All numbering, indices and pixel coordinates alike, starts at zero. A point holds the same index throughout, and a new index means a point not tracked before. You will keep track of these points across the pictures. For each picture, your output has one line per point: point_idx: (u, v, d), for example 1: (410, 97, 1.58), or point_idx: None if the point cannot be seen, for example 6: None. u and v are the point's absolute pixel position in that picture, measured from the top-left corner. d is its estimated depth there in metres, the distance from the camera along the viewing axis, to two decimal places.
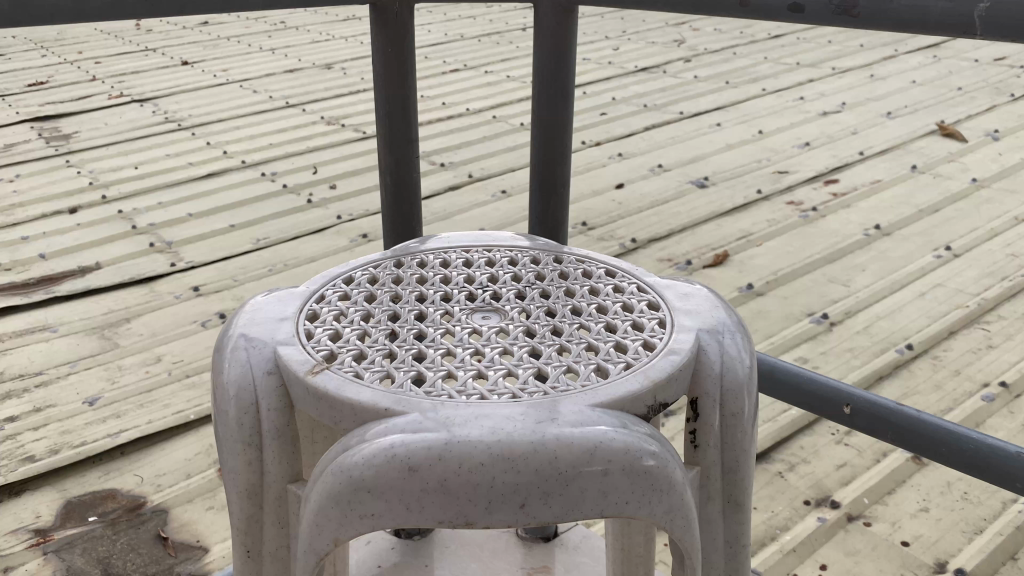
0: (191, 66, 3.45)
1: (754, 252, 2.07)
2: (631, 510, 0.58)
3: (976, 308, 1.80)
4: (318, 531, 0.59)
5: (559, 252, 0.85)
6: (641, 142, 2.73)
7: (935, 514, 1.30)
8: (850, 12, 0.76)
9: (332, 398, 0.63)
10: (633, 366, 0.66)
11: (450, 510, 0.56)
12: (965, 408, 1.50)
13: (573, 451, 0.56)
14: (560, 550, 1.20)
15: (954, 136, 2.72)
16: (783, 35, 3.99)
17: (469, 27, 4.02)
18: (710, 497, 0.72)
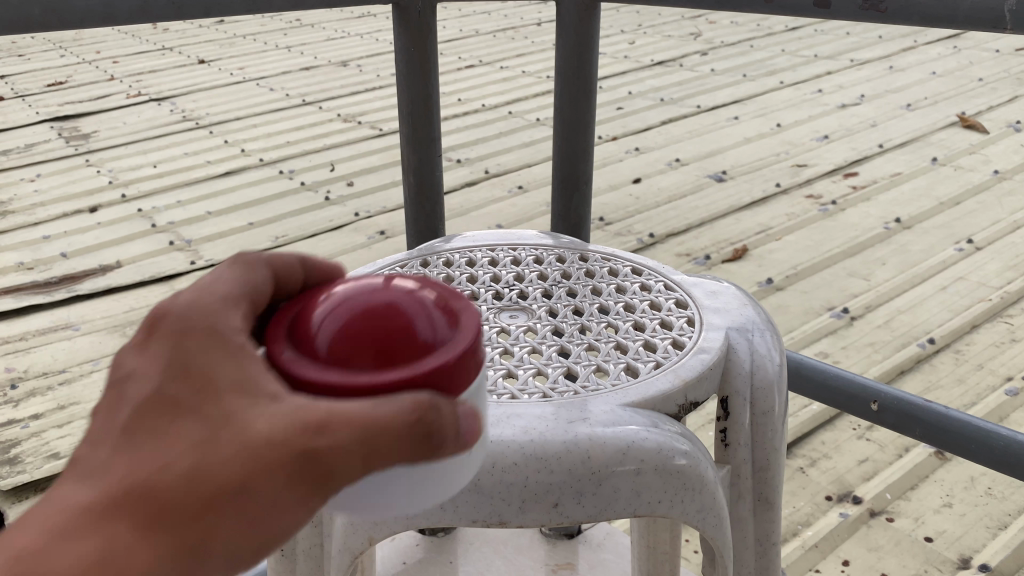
0: (208, 64, 3.48)
1: (774, 245, 2.06)
2: (663, 510, 0.58)
3: (999, 302, 1.79)
4: (352, 529, 0.59)
5: (583, 249, 0.85)
6: (658, 135, 2.72)
7: (959, 510, 1.29)
8: (876, 8, 0.76)
9: None
10: (663, 365, 0.66)
11: (484, 509, 0.56)
12: (988, 403, 1.49)
13: (605, 451, 0.56)
14: (584, 546, 1.21)
15: (975, 127, 2.70)
16: (801, 27, 3.97)
17: (483, 23, 4.02)
18: (740, 495, 0.72)
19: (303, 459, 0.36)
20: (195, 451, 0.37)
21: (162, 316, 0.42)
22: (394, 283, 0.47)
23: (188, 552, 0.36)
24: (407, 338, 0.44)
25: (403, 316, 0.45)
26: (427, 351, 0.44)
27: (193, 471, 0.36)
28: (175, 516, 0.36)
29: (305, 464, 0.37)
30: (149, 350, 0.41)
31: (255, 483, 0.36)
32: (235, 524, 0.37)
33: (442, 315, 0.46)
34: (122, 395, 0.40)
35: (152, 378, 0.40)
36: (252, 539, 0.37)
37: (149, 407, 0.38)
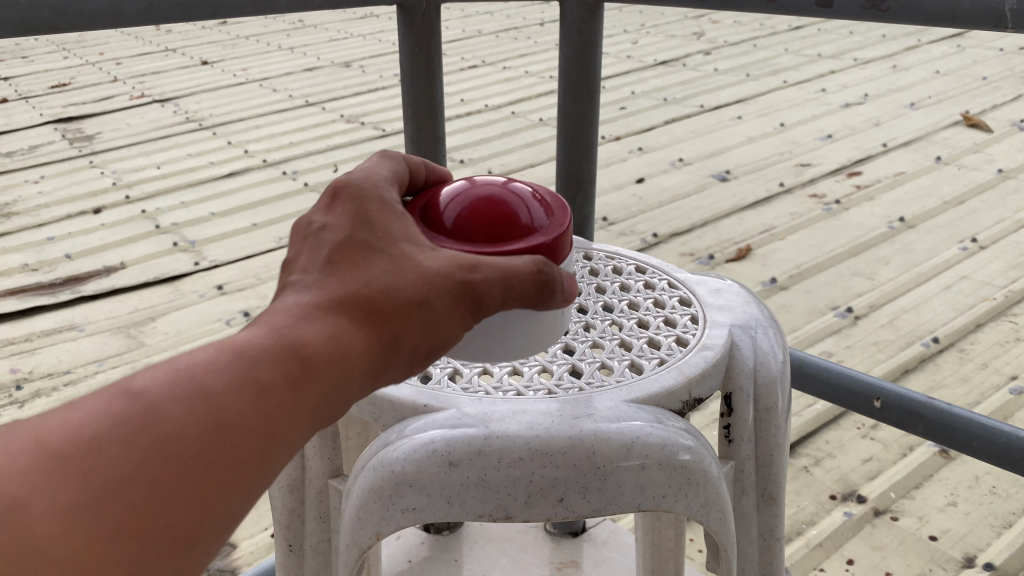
0: (211, 65, 3.48)
1: (777, 245, 2.07)
2: (667, 505, 0.58)
3: (1003, 301, 1.79)
4: (359, 525, 0.60)
5: (587, 248, 0.86)
6: (661, 135, 2.73)
7: (963, 508, 1.29)
8: (878, 8, 0.76)
9: (372, 394, 0.64)
10: (667, 362, 0.67)
11: (490, 503, 0.57)
12: (992, 402, 1.49)
13: (610, 446, 0.57)
14: (589, 544, 1.21)
15: (979, 126, 2.70)
16: (804, 27, 3.97)
17: (486, 23, 4.03)
18: (743, 490, 0.72)
19: (463, 286, 0.51)
20: (390, 276, 0.50)
21: (341, 189, 0.55)
22: (503, 183, 0.65)
23: (382, 349, 0.49)
24: (520, 219, 0.62)
25: (512, 205, 0.63)
26: (532, 231, 0.62)
27: (386, 291, 0.49)
28: (374, 320, 0.49)
29: (464, 290, 0.51)
30: (334, 211, 0.54)
31: (431, 301, 0.50)
32: (415, 329, 0.49)
33: (538, 206, 0.64)
34: (317, 240, 0.53)
35: (341, 231, 0.52)
36: (426, 345, 0.50)
37: (344, 248, 0.51)
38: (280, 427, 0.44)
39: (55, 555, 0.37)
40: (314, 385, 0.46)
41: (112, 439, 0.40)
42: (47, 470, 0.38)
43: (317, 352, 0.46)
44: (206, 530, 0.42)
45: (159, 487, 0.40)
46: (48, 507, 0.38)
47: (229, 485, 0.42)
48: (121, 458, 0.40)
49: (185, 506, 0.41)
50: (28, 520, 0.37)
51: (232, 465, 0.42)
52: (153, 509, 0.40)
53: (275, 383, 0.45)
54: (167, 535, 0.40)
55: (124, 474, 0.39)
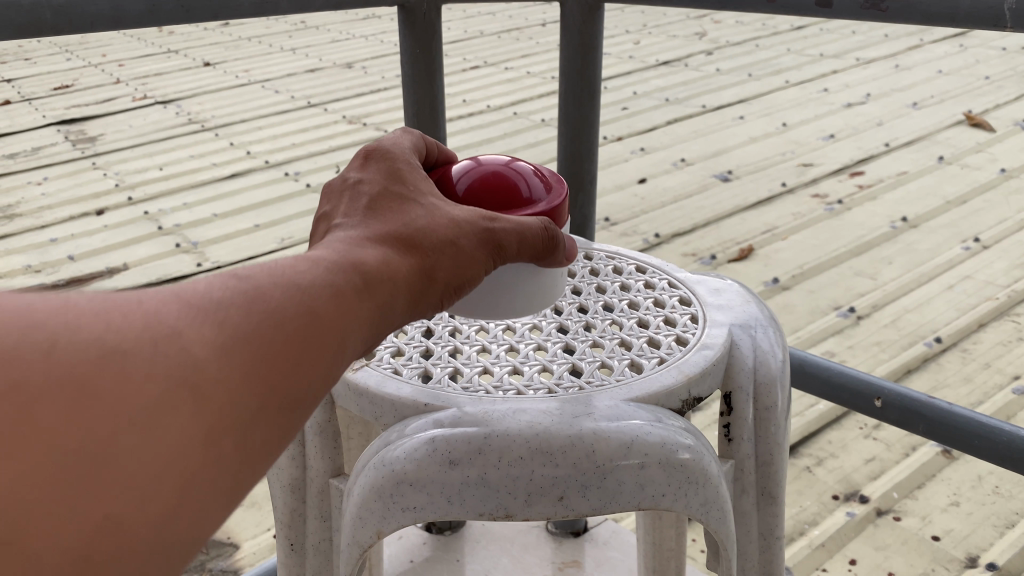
0: (214, 67, 3.49)
1: (779, 245, 2.07)
2: (667, 504, 0.58)
3: (1006, 300, 1.79)
4: (360, 524, 0.60)
5: (588, 248, 0.86)
6: (664, 135, 2.73)
7: (966, 508, 1.29)
8: (878, 7, 0.77)
9: (372, 393, 0.64)
10: (667, 361, 0.67)
11: (491, 502, 0.57)
12: (995, 402, 1.49)
13: (610, 445, 0.57)
14: (591, 544, 1.21)
15: (982, 125, 2.69)
16: (806, 27, 3.97)
17: (488, 24, 4.03)
18: (743, 489, 0.73)
19: (488, 236, 0.56)
20: (430, 217, 0.54)
21: (371, 154, 0.59)
22: (508, 161, 0.67)
23: (423, 279, 0.51)
24: (525, 192, 0.65)
25: (514, 181, 0.65)
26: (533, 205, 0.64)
27: (429, 226, 0.53)
28: (419, 252, 0.52)
29: (487, 240, 0.56)
30: (367, 168, 0.57)
31: (461, 243, 0.54)
32: (451, 265, 0.53)
33: (539, 181, 0.66)
34: (354, 190, 0.56)
35: (378, 184, 0.56)
36: (457, 281, 0.54)
37: (383, 196, 0.54)
38: (348, 331, 0.45)
39: (165, 406, 0.35)
40: (376, 297, 0.47)
41: (210, 312, 0.39)
42: (157, 326, 0.37)
43: (376, 269, 0.48)
44: (277, 421, 0.41)
45: (251, 364, 0.39)
46: (160, 358, 0.36)
47: (302, 379, 0.42)
48: (221, 328, 0.39)
49: (268, 388, 0.40)
50: (144, 365, 0.35)
51: (309, 358, 0.42)
52: (244, 384, 0.39)
53: (343, 288, 0.46)
54: (250, 417, 0.39)
55: (223, 345, 0.39)
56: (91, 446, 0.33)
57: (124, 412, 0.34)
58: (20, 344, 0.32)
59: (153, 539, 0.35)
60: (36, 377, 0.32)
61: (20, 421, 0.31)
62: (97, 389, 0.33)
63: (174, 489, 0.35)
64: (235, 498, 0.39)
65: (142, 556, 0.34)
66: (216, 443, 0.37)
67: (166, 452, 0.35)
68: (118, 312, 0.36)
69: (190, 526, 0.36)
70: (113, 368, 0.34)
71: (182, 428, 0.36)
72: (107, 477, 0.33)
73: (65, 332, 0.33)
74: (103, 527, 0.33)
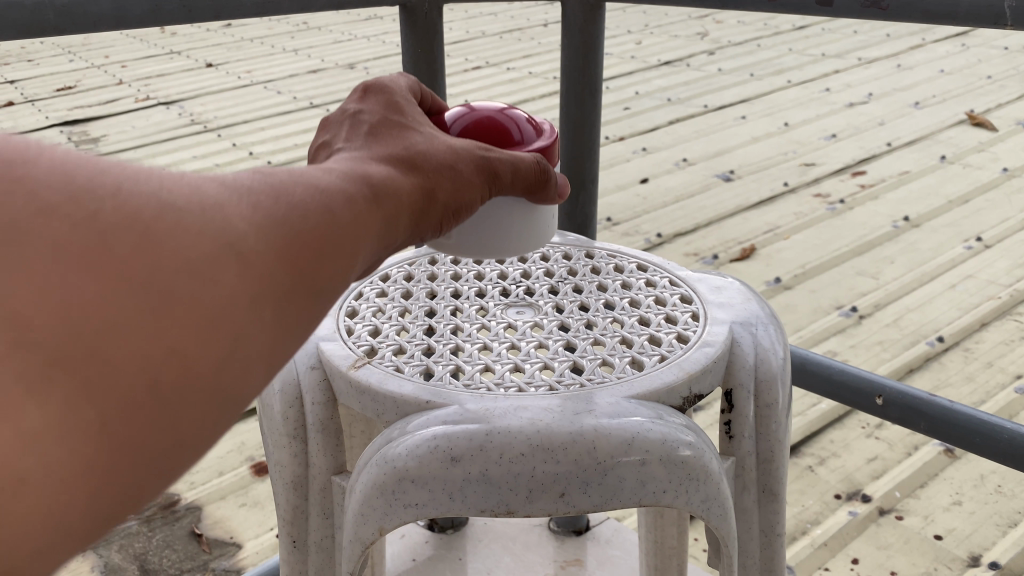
0: (216, 68, 3.49)
1: (782, 244, 2.07)
2: (667, 500, 0.59)
3: (1008, 299, 1.79)
4: (362, 521, 0.60)
5: (590, 246, 0.86)
6: (666, 135, 2.73)
7: (968, 507, 1.29)
8: (878, 6, 0.76)
9: (374, 390, 0.65)
10: (667, 358, 0.67)
11: (492, 499, 0.57)
12: (997, 401, 1.49)
13: (611, 442, 0.57)
14: (593, 542, 1.22)
15: (984, 125, 2.69)
16: (808, 26, 3.97)
17: (490, 24, 4.03)
18: (744, 486, 0.73)
19: (482, 165, 0.56)
20: (435, 139, 0.54)
21: (368, 88, 0.59)
22: (502, 107, 0.69)
23: (428, 199, 0.51)
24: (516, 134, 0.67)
25: (508, 125, 0.67)
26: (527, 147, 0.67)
27: (426, 147, 0.52)
28: (420, 170, 0.51)
29: (483, 168, 0.56)
30: (366, 99, 0.57)
31: (463, 166, 0.54)
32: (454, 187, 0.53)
33: (531, 127, 0.69)
34: (355, 116, 0.55)
35: (380, 110, 0.56)
36: (455, 204, 0.53)
37: (382, 122, 0.54)
38: (365, 236, 0.44)
39: (209, 268, 0.35)
40: (387, 206, 0.47)
41: (249, 195, 0.39)
42: (201, 197, 0.37)
43: (383, 178, 0.48)
44: (309, 304, 0.40)
45: (287, 244, 0.39)
46: (204, 223, 0.36)
47: (332, 267, 0.41)
48: (258, 207, 0.39)
49: (303, 269, 0.40)
50: (191, 228, 0.35)
51: (333, 254, 0.41)
52: (281, 261, 0.39)
53: (363, 192, 0.45)
54: (286, 294, 0.39)
55: (262, 221, 0.39)
56: (139, 293, 0.33)
57: (173, 268, 0.34)
58: (77, 196, 0.33)
59: (193, 396, 0.34)
60: (91, 225, 0.33)
61: (74, 262, 0.32)
62: (146, 243, 0.34)
63: (215, 348, 0.35)
64: (268, 372, 0.39)
65: (182, 412, 0.34)
66: (253, 311, 0.37)
67: (207, 312, 0.35)
68: (167, 180, 0.36)
69: (226, 390, 0.36)
70: (163, 227, 0.34)
71: (224, 290, 0.36)
72: (154, 327, 0.33)
73: (118, 190, 0.34)
74: (148, 377, 0.33)
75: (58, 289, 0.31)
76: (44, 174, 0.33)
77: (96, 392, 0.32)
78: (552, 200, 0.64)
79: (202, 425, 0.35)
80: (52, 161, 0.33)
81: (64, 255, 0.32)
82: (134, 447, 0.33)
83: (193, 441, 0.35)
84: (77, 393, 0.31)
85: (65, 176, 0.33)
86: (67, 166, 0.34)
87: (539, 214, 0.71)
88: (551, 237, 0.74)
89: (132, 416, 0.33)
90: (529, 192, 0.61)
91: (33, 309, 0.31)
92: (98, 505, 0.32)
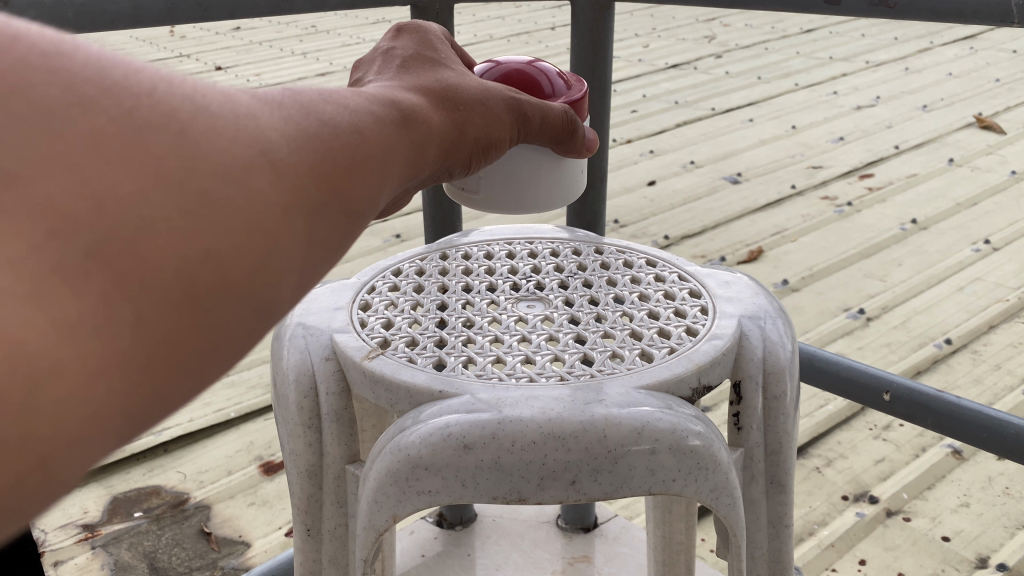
0: (225, 71, 3.50)
1: (789, 247, 2.07)
2: (677, 489, 0.59)
3: (1016, 302, 1.80)
4: (376, 508, 0.61)
5: (598, 242, 0.87)
6: (673, 138, 2.73)
7: (976, 509, 1.29)
8: (886, 4, 0.77)
9: (387, 380, 0.66)
10: (677, 350, 0.68)
11: (504, 486, 0.58)
12: (1006, 403, 1.50)
13: (620, 430, 0.58)
14: (600, 540, 1.22)
15: (992, 127, 2.70)
16: (815, 30, 3.97)
17: (497, 27, 4.03)
18: (753, 478, 0.74)
19: (511, 105, 0.60)
20: (461, 77, 0.56)
21: (403, 29, 0.64)
22: (529, 60, 0.78)
23: (456, 132, 0.53)
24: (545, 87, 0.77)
25: (538, 78, 0.77)
26: (558, 98, 0.77)
27: (457, 80, 0.55)
28: (452, 103, 0.53)
29: (511, 108, 0.60)
30: (399, 39, 0.62)
31: (489, 103, 0.57)
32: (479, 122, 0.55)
33: (561, 80, 0.79)
34: (388, 56, 0.60)
35: (410, 52, 0.59)
36: (485, 139, 0.56)
37: (414, 58, 0.58)
38: (394, 161, 0.42)
39: (249, 170, 0.31)
40: (415, 133, 0.46)
41: (279, 108, 0.35)
42: (231, 104, 0.33)
43: (412, 106, 0.47)
44: (340, 224, 0.37)
45: (321, 159, 0.36)
46: (239, 131, 0.32)
47: (365, 184, 0.38)
48: (290, 121, 0.35)
49: (335, 185, 0.36)
50: (226, 131, 0.31)
51: (367, 173, 0.39)
52: (316, 177, 0.35)
53: (390, 117, 0.44)
54: (320, 210, 0.35)
55: (296, 135, 0.35)
56: (182, 194, 0.28)
57: (213, 171, 0.29)
58: (111, 86, 0.27)
59: (228, 312, 0.30)
60: (128, 119, 0.27)
61: (112, 155, 0.26)
62: (187, 142, 0.29)
63: (254, 261, 0.31)
64: (296, 293, 0.35)
65: (217, 326, 0.30)
66: (292, 225, 0.33)
67: (251, 223, 0.31)
68: (194, 83, 0.32)
69: (259, 310, 0.32)
70: (201, 129, 0.30)
71: (263, 200, 0.32)
72: (198, 232, 0.28)
73: (152, 87, 0.29)
74: (189, 286, 0.28)
75: (95, 185, 0.26)
76: (69, 59, 0.27)
77: (134, 301, 0.26)
78: (580, 152, 0.72)
79: (231, 348, 0.31)
80: (80, 48, 0.28)
81: (102, 146, 0.26)
82: (169, 368, 0.28)
83: (221, 366, 0.31)
84: (114, 303, 0.26)
85: (96, 62, 0.28)
86: (96, 55, 0.28)
87: (566, 166, 0.82)
88: (582, 186, 0.87)
89: (167, 332, 0.28)
90: (553, 139, 0.67)
91: (68, 204, 0.25)
92: (125, 434, 0.27)
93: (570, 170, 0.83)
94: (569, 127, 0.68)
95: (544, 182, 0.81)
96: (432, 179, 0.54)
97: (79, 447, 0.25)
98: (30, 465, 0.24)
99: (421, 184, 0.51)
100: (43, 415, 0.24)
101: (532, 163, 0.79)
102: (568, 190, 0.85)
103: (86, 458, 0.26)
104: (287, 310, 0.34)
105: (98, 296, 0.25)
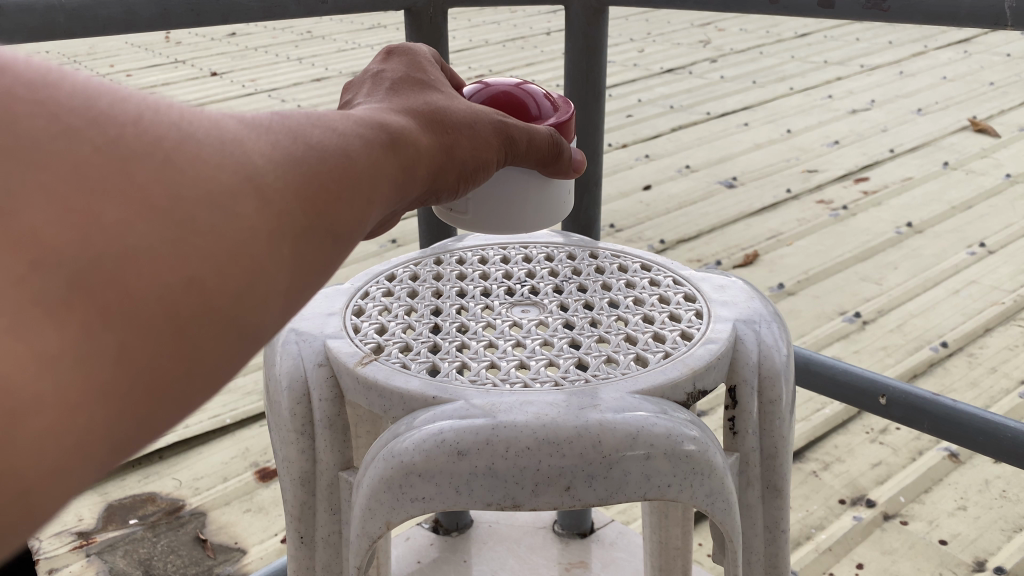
0: (220, 76, 3.47)
1: (785, 251, 2.07)
2: (673, 494, 0.59)
3: (1011, 305, 1.80)
4: (371, 515, 0.61)
5: (594, 247, 0.87)
6: (668, 143, 2.73)
7: (974, 512, 1.29)
8: (879, 7, 0.77)
9: (380, 386, 0.66)
10: (671, 354, 0.68)
11: (498, 492, 0.58)
12: (1002, 406, 1.50)
13: (615, 436, 0.58)
14: (597, 545, 1.22)
15: (986, 131, 2.71)
16: (809, 34, 3.98)
17: (493, 32, 4.03)
18: (749, 482, 0.73)
19: (500, 128, 0.59)
20: (447, 98, 0.56)
21: (394, 52, 0.64)
22: (518, 82, 0.78)
23: (444, 155, 0.52)
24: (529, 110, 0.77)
25: (525, 100, 0.77)
26: (545, 120, 0.76)
27: (446, 102, 0.55)
28: (440, 125, 0.53)
29: (500, 132, 0.59)
30: (388, 61, 0.62)
31: (476, 126, 0.56)
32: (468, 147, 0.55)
33: (548, 102, 0.78)
34: (378, 78, 0.60)
35: (399, 75, 0.59)
36: (474, 162, 0.56)
37: (404, 79, 0.58)
38: (381, 185, 0.42)
39: (235, 196, 0.31)
40: (404, 155, 0.45)
41: (266, 133, 0.35)
42: (217, 129, 0.32)
43: (402, 128, 0.47)
44: (327, 248, 0.36)
45: (308, 182, 0.35)
46: (224, 157, 0.31)
47: (353, 209, 0.38)
48: (277, 146, 0.35)
49: (324, 209, 0.36)
50: (212, 159, 0.31)
51: (355, 200, 0.38)
52: (302, 201, 0.35)
53: (378, 139, 0.43)
54: (308, 233, 0.35)
55: (283, 159, 0.34)
56: (166, 223, 0.28)
57: (200, 199, 0.29)
58: (93, 117, 0.27)
59: (213, 339, 0.30)
60: (112, 147, 0.27)
61: (96, 185, 0.26)
62: (171, 171, 0.29)
63: (239, 287, 0.30)
64: (283, 318, 0.34)
65: (202, 353, 0.29)
66: (278, 250, 0.33)
67: (238, 252, 0.30)
68: (180, 109, 0.32)
69: (244, 338, 0.31)
70: (187, 156, 0.30)
71: (249, 228, 0.31)
72: (181, 259, 0.28)
73: (137, 117, 0.29)
74: (173, 315, 0.28)
75: (78, 215, 0.26)
76: (55, 91, 0.27)
77: (117, 329, 0.26)
78: (566, 173, 0.71)
79: (217, 375, 0.30)
80: (65, 78, 0.28)
81: (83, 177, 0.26)
82: (151, 396, 0.28)
83: (206, 392, 0.30)
84: (94, 332, 0.26)
85: (80, 93, 0.28)
86: (81, 86, 0.28)
87: (555, 186, 0.82)
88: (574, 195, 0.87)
89: (150, 360, 0.27)
90: (544, 161, 0.67)
91: (53, 236, 0.25)
92: (108, 463, 0.27)
93: (557, 188, 0.83)
94: (556, 150, 0.67)
95: (531, 199, 0.80)
96: (419, 203, 0.53)
97: (62, 476, 0.25)
98: (7, 498, 0.23)
99: (408, 206, 0.51)
100: (22, 449, 0.24)
101: (520, 183, 0.79)
102: (558, 204, 0.84)
103: (66, 490, 0.25)
104: (274, 335, 0.34)
105: (77, 325, 0.25)
